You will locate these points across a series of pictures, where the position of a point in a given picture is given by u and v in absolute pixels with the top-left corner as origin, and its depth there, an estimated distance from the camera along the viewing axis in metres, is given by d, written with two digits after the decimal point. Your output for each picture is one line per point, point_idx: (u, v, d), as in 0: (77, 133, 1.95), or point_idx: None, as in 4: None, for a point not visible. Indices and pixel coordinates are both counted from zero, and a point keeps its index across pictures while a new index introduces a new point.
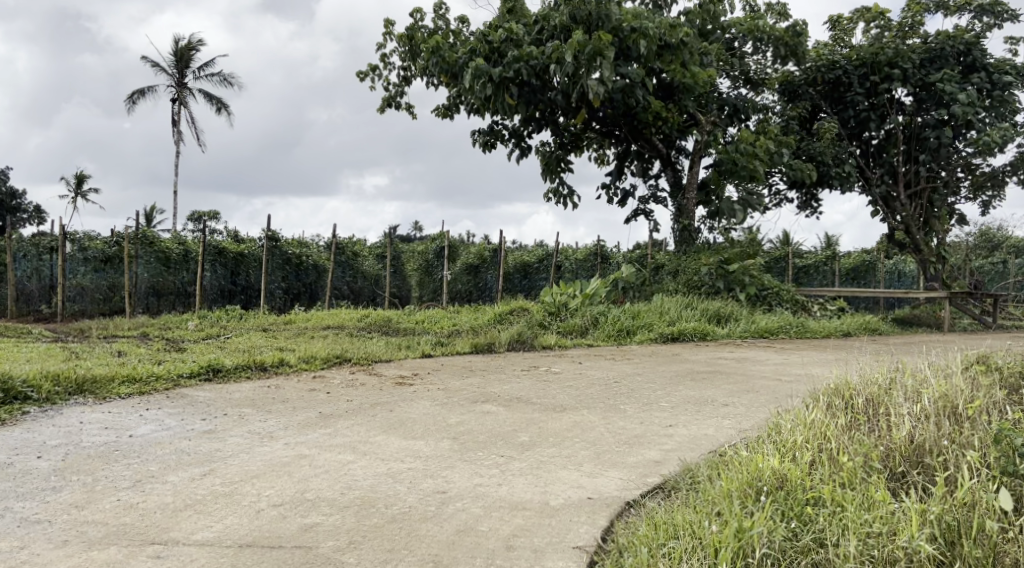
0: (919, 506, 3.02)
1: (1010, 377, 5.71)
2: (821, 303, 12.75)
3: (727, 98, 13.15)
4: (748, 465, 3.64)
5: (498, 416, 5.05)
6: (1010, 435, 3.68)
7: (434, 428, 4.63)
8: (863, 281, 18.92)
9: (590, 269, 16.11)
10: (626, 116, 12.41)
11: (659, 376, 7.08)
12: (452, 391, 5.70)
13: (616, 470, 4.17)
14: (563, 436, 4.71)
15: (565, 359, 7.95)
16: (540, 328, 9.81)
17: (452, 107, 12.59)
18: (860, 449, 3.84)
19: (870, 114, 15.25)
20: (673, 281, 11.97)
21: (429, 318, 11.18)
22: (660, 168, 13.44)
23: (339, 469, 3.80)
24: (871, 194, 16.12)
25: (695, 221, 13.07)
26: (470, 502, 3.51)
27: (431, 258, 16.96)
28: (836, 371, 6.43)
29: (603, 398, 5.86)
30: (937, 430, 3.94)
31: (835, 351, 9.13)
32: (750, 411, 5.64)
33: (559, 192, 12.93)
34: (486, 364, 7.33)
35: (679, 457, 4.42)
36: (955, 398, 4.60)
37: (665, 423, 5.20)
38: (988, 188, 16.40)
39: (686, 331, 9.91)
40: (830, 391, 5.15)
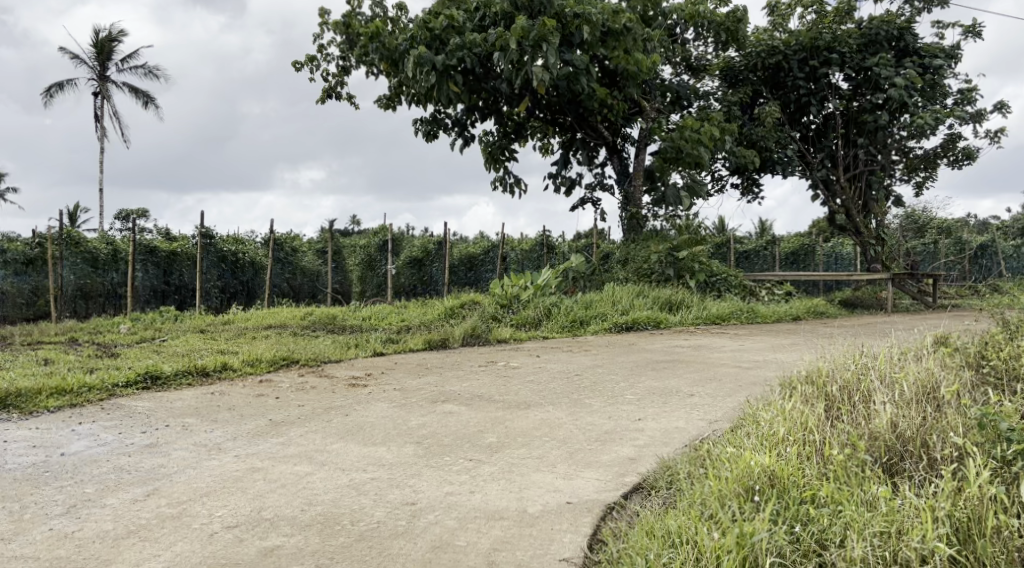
0: (927, 502, 2.88)
1: (973, 357, 5.65)
2: (768, 287, 12.75)
3: (670, 85, 13.07)
4: (736, 461, 3.49)
5: (461, 417, 4.78)
6: (996, 420, 3.59)
7: (395, 432, 4.34)
8: (803, 265, 19.10)
9: (536, 260, 15.92)
10: (571, 103, 12.19)
11: (619, 367, 6.89)
12: (409, 391, 5.42)
13: (591, 470, 3.94)
14: (532, 435, 4.47)
15: (521, 352, 7.71)
16: (493, 321, 9.55)
17: (393, 98, 12.24)
18: (845, 440, 3.73)
19: (810, 99, 15.32)
20: (623, 270, 11.84)
21: (376, 314, 10.83)
22: (606, 155, 13.27)
23: (297, 483, 3.50)
24: (812, 177, 16.08)
25: (642, 208, 12.93)
26: (442, 514, 3.25)
27: (374, 252, 16.56)
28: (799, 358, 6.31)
29: (567, 392, 5.64)
30: (919, 418, 3.84)
31: (789, 336, 9.08)
32: (718, 400, 5.47)
33: (505, 181, 12.67)
34: (440, 361, 7.05)
35: (655, 453, 4.21)
36: (930, 385, 4.48)
37: (633, 416, 5.00)
38: (922, 171, 16.66)
39: (641, 319, 9.77)
40: (801, 379, 4.99)
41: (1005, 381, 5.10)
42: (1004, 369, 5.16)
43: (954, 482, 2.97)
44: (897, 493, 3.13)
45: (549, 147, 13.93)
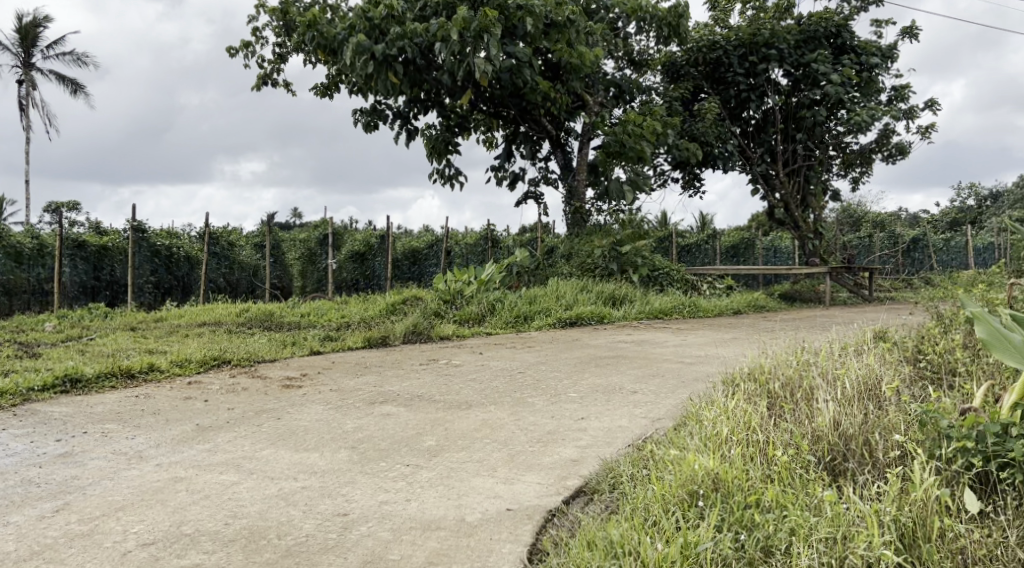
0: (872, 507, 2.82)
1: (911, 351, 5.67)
2: (710, 281, 12.78)
3: (613, 79, 13.03)
4: (680, 463, 3.40)
5: (399, 419, 4.63)
6: (937, 417, 3.57)
7: (329, 438, 4.18)
8: (743, 259, 19.28)
9: (480, 254, 15.79)
10: (514, 96, 12.06)
11: (563, 363, 6.79)
12: (346, 392, 5.24)
13: (532, 474, 3.82)
14: (472, 437, 4.35)
15: (463, 350, 7.57)
16: (435, 317, 9.37)
17: (332, 87, 11.97)
18: (788, 440, 3.67)
19: (750, 94, 15.43)
20: (567, 264, 11.75)
21: (315, 310, 10.58)
22: (549, 149, 13.19)
23: (221, 494, 3.33)
24: (751, 172, 16.23)
25: (586, 203, 12.88)
26: (376, 526, 3.12)
27: (313, 246, 16.23)
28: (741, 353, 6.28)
29: (509, 391, 5.52)
30: (861, 416, 3.80)
31: (731, 330, 9.10)
32: (662, 397, 5.41)
33: (445, 174, 12.53)
34: (380, 359, 6.88)
35: (597, 455, 4.11)
36: (872, 382, 4.45)
37: (576, 415, 4.91)
38: (857, 166, 16.91)
39: (585, 315, 9.70)
40: (743, 375, 4.93)
41: (941, 374, 5.10)
42: (939, 362, 5.18)
43: (899, 486, 2.91)
44: (841, 496, 3.07)
45: (492, 141, 13.80)
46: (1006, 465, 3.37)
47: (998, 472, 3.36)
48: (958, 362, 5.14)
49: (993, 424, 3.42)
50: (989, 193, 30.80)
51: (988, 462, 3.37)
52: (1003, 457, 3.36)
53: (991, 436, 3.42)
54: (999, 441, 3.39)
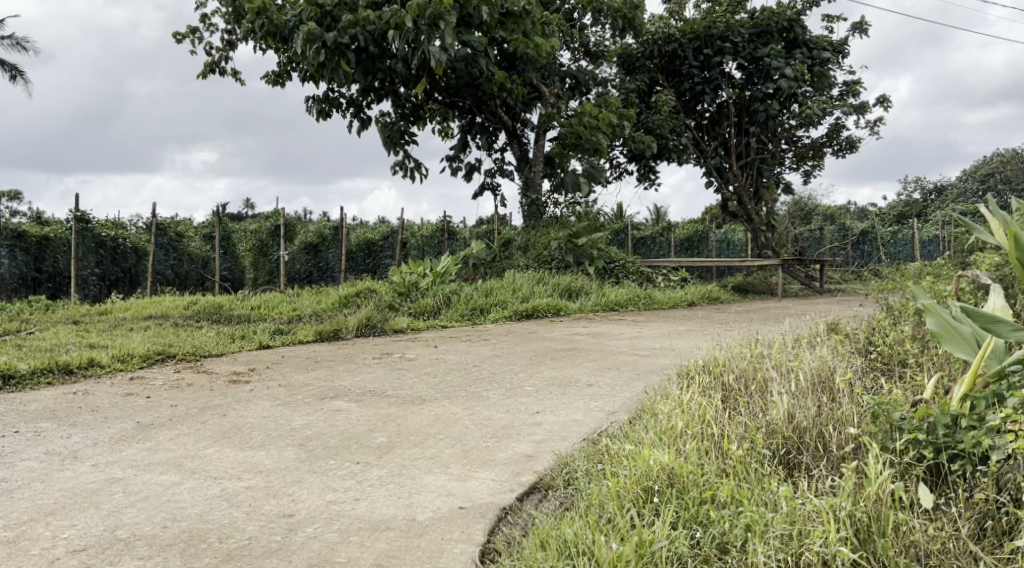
0: (828, 502, 2.77)
1: (863, 343, 5.69)
2: (665, 274, 12.80)
3: (569, 70, 12.96)
4: (634, 458, 3.34)
5: (350, 415, 4.53)
6: (889, 409, 3.55)
7: (276, 435, 4.08)
8: (697, 251, 19.40)
9: (435, 246, 15.66)
10: (469, 86, 11.94)
11: (518, 356, 6.72)
12: (295, 388, 5.13)
13: (486, 470, 3.74)
14: (425, 433, 4.26)
15: (417, 343, 7.46)
16: (389, 310, 9.23)
17: (283, 75, 11.74)
18: (742, 434, 3.63)
19: (704, 87, 15.49)
20: (523, 256, 11.67)
21: (265, 303, 10.39)
22: (505, 141, 13.10)
23: (161, 495, 3.22)
24: (705, 165, 16.29)
25: (542, 195, 12.81)
26: (322, 527, 3.04)
27: (265, 238, 15.96)
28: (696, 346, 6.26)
29: (463, 385, 5.44)
30: (815, 409, 3.78)
31: (685, 322, 9.10)
32: (617, 389, 5.35)
33: (405, 166, 12.35)
34: (331, 353, 6.74)
35: (552, 449, 4.04)
36: (826, 373, 4.42)
37: (532, 409, 4.84)
38: (809, 160, 17.06)
39: (541, 307, 9.64)
40: (699, 367, 4.88)
41: (893, 365, 5.12)
42: (890, 355, 5.19)
43: (854, 481, 2.87)
44: (796, 491, 3.03)
45: (448, 131, 13.67)
46: (957, 457, 3.35)
47: (949, 464, 3.35)
48: (908, 354, 5.16)
49: (944, 416, 3.40)
50: (934, 187, 31.45)
51: (939, 454, 3.35)
52: (954, 449, 3.34)
53: (942, 427, 3.40)
54: (949, 432, 3.37)
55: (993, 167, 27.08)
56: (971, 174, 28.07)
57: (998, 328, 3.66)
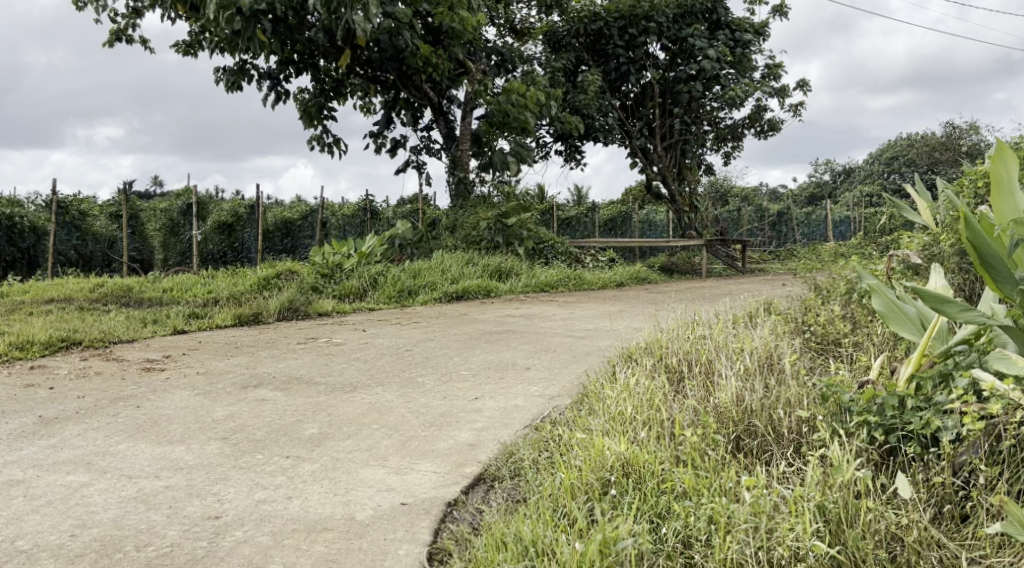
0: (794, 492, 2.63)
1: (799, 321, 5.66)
2: (593, 254, 12.74)
3: (495, 46, 12.67)
4: (586, 447, 3.17)
5: (276, 407, 4.29)
6: (837, 391, 3.45)
7: (196, 428, 3.84)
8: (621, 232, 19.43)
9: (357, 226, 15.27)
10: (393, 59, 11.61)
11: (451, 340, 6.51)
12: (215, 376, 4.89)
13: (427, 461, 3.54)
14: (359, 424, 4.04)
15: (343, 326, 7.17)
16: (312, 293, 8.87)
17: (194, 45, 11.20)
18: (691, 417, 3.48)
19: (630, 67, 15.38)
20: (451, 237, 11.42)
21: (178, 286, 9.92)
22: (430, 117, 12.79)
23: (68, 499, 2.94)
24: (630, 146, 16.22)
25: (469, 173, 12.56)
26: (253, 530, 2.79)
27: (176, 217, 15.27)
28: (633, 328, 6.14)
29: (396, 371, 5.22)
30: (762, 392, 3.65)
31: (616, 302, 9.03)
32: (556, 372, 5.20)
33: (323, 141, 11.95)
34: (252, 338, 6.43)
35: (495, 437, 3.85)
36: (769, 353, 4.31)
37: (470, 395, 4.65)
38: (730, 141, 17.22)
39: (471, 289, 9.44)
40: (642, 350, 4.73)
41: (830, 345, 5.06)
42: (827, 334, 5.13)
43: (819, 469, 2.75)
44: (756, 479, 2.89)
45: (370, 107, 13.29)
46: (906, 439, 3.27)
47: (899, 446, 3.26)
48: (845, 333, 5.11)
49: (892, 397, 3.31)
50: (842, 168, 32.25)
51: (889, 435, 3.26)
52: (903, 430, 3.26)
53: (891, 408, 3.31)
54: (898, 413, 3.28)
55: (900, 150, 27.92)
56: (878, 157, 28.90)
57: (947, 308, 3.37)
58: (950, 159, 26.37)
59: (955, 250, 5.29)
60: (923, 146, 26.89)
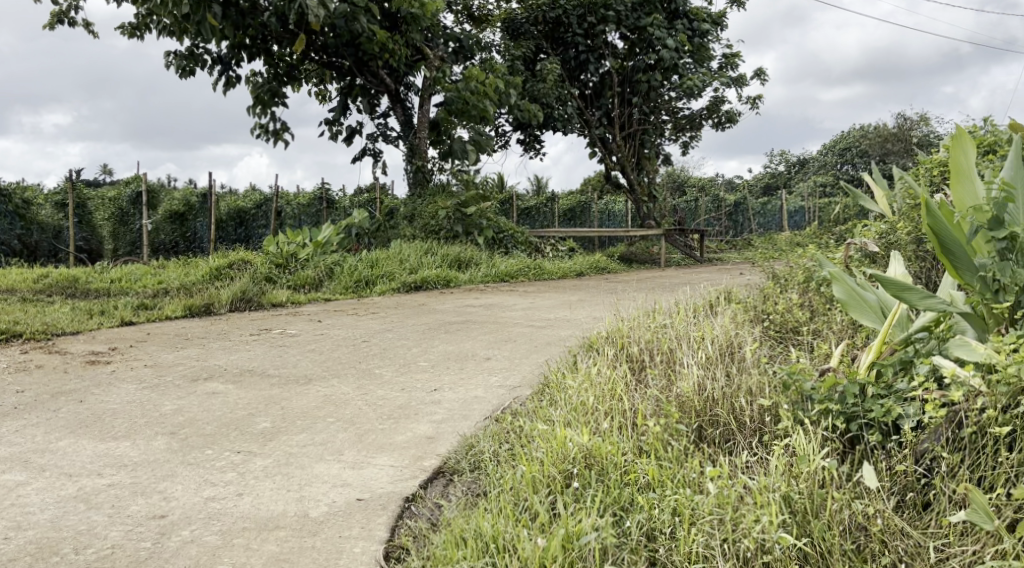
0: (759, 484, 2.57)
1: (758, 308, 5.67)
2: (553, 243, 12.70)
3: (453, 33, 12.49)
4: (548, 439, 3.08)
5: (227, 399, 4.28)
6: (799, 380, 3.40)
7: (142, 424, 3.71)
8: (580, 222, 19.43)
9: (313, 216, 15.06)
10: (349, 45, 11.42)
11: (409, 330, 6.41)
12: (162, 368, 4.88)
13: (384, 455, 3.44)
14: (313, 418, 3.94)
15: (298, 317, 7.03)
16: (267, 283, 8.68)
17: (142, 28, 10.91)
18: (654, 405, 3.40)
19: (589, 56, 15.29)
20: (409, 226, 11.29)
21: (127, 276, 9.68)
22: (388, 104, 12.62)
23: (3, 500, 2.83)
24: (589, 136, 16.12)
25: (427, 162, 12.39)
26: (200, 529, 2.68)
27: (126, 206, 15.11)
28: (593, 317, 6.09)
29: (352, 363, 5.12)
30: (725, 381, 3.59)
31: (576, 292, 8.99)
32: (517, 363, 5.13)
33: (269, 129, 11.72)
34: (203, 330, 6.28)
35: (455, 430, 3.75)
36: (730, 341, 4.26)
37: (429, 387, 4.56)
38: (688, 131, 17.27)
39: (430, 279, 9.34)
40: (602, 339, 4.65)
41: (789, 333, 5.05)
42: (786, 322, 5.11)
43: (784, 459, 2.70)
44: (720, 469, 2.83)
45: (325, 94, 13.07)
46: (867, 427, 3.23)
47: (861, 435, 3.22)
48: (804, 321, 5.09)
49: (853, 385, 3.27)
50: (796, 159, 32.62)
51: (850, 424, 3.22)
52: (864, 419, 3.22)
53: (852, 396, 3.27)
54: (859, 401, 3.25)
55: (852, 141, 28.30)
56: (831, 148, 29.25)
57: (909, 296, 3.32)
58: (900, 150, 26.79)
59: (913, 238, 5.29)
60: (874, 137, 27.28)
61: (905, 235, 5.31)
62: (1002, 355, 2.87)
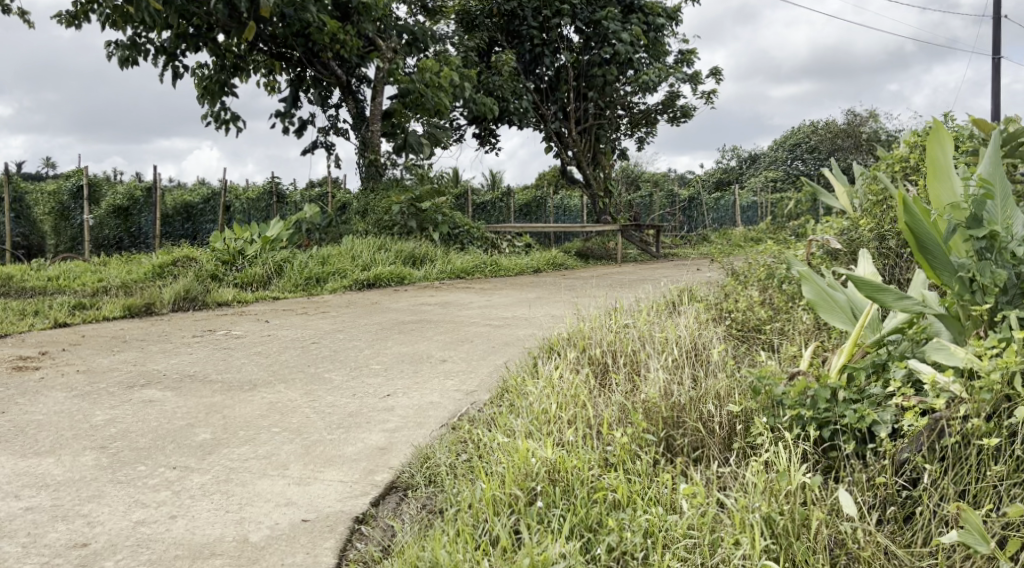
0: (740, 504, 2.40)
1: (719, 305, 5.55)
2: (510, 239, 12.49)
3: (406, 24, 12.15)
4: (510, 452, 2.87)
5: (165, 407, 4.07)
6: (769, 384, 3.24)
7: (70, 438, 3.48)
8: (536, 217, 19.29)
9: (263, 210, 14.71)
10: (298, 35, 11.11)
11: (361, 331, 6.19)
12: (97, 374, 4.68)
13: (333, 468, 3.23)
14: (257, 428, 3.72)
15: (244, 317, 6.76)
16: (212, 281, 8.36)
17: (80, 16, 10.45)
18: (618, 412, 3.21)
19: (543, 50, 15.05)
20: (362, 221, 11.02)
21: (66, 274, 9.30)
22: (339, 97, 12.32)
23: None
24: (545, 130, 15.95)
25: (381, 155, 12.09)
26: (126, 560, 2.53)
27: (65, 200, 14.72)
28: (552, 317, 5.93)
29: (300, 367, 4.90)
30: (691, 387, 3.41)
31: (534, 288, 8.82)
32: (474, 365, 4.94)
33: (219, 118, 11.34)
34: (143, 332, 6.02)
35: (409, 439, 3.55)
36: (693, 341, 4.10)
37: (382, 392, 4.35)
38: (643, 127, 17.18)
39: (384, 276, 9.11)
40: (561, 340, 4.46)
41: (751, 332, 4.93)
42: (748, 321, 4.98)
43: (763, 474, 2.52)
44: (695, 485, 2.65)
45: (274, 86, 12.72)
46: (840, 433, 3.10)
47: (834, 441, 3.08)
48: (767, 321, 4.97)
49: (825, 391, 3.13)
50: (748, 154, 32.76)
51: (822, 429, 3.09)
52: (837, 424, 3.07)
53: (823, 400, 3.13)
54: (830, 405, 3.11)
55: (802, 136, 28.49)
56: (781, 143, 29.38)
57: (884, 296, 3.17)
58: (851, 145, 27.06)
59: (875, 235, 5.17)
60: (825, 132, 27.50)
61: (868, 231, 5.18)
62: (984, 358, 2.73)
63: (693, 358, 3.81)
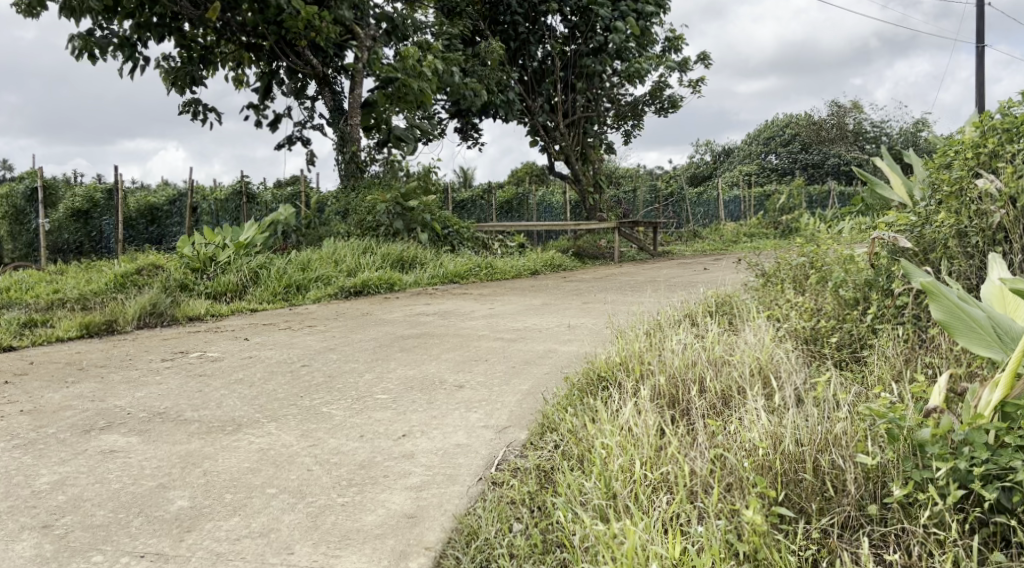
0: None
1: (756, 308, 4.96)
2: (502, 239, 11.75)
3: (384, 12, 11.28)
4: (612, 540, 2.32)
5: (132, 458, 3.30)
6: (908, 426, 2.57)
7: (4, 514, 2.73)
8: (518, 215, 18.54)
9: (233, 212, 13.86)
10: (270, 22, 10.26)
11: (357, 349, 5.43)
12: (47, 415, 3.89)
13: (349, 552, 2.53)
14: (248, 489, 2.94)
15: (221, 334, 5.97)
16: (181, 292, 7.54)
17: (36, 4, 9.55)
18: (720, 469, 2.57)
19: (530, 38, 14.30)
20: (343, 223, 10.24)
21: (19, 285, 8.48)
22: (316, 90, 11.50)
23: None
24: (531, 124, 15.19)
25: (361, 150, 11.27)
26: None
27: (20, 203, 13.78)
28: (579, 342, 5.20)
29: (292, 400, 4.13)
30: (804, 424, 2.73)
31: (539, 293, 8.08)
32: (497, 393, 4.20)
33: (194, 111, 10.49)
34: (104, 355, 5.22)
35: (440, 501, 2.82)
36: (773, 363, 3.38)
37: (395, 432, 3.58)
38: (630, 119, 16.48)
39: (371, 282, 8.32)
40: (608, 365, 3.70)
41: (813, 342, 4.33)
42: (806, 331, 4.36)
43: None
44: None
45: (244, 79, 11.87)
46: (1013, 491, 2.41)
47: (1005, 503, 2.40)
48: (831, 330, 4.34)
49: (982, 436, 2.45)
50: (721, 149, 32.18)
51: (988, 488, 2.40)
52: (1009, 480, 2.39)
53: (982, 449, 2.46)
54: (994, 455, 2.42)
55: (777, 129, 27.90)
56: (757, 136, 28.82)
57: None
58: (835, 137, 26.56)
59: (954, 231, 4.36)
60: (805, 124, 26.97)
61: (945, 228, 4.38)
62: None
63: (789, 388, 3.13)
